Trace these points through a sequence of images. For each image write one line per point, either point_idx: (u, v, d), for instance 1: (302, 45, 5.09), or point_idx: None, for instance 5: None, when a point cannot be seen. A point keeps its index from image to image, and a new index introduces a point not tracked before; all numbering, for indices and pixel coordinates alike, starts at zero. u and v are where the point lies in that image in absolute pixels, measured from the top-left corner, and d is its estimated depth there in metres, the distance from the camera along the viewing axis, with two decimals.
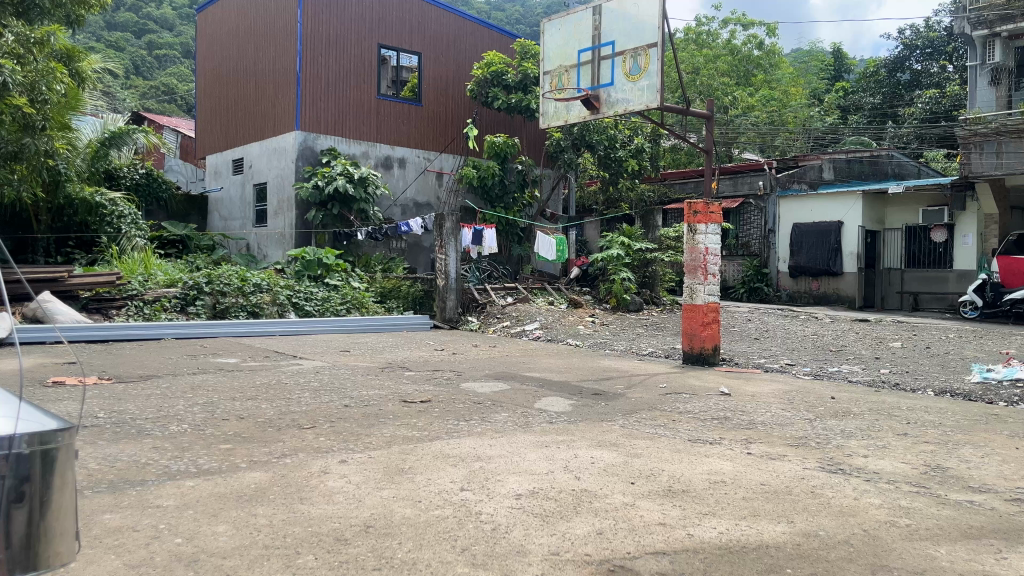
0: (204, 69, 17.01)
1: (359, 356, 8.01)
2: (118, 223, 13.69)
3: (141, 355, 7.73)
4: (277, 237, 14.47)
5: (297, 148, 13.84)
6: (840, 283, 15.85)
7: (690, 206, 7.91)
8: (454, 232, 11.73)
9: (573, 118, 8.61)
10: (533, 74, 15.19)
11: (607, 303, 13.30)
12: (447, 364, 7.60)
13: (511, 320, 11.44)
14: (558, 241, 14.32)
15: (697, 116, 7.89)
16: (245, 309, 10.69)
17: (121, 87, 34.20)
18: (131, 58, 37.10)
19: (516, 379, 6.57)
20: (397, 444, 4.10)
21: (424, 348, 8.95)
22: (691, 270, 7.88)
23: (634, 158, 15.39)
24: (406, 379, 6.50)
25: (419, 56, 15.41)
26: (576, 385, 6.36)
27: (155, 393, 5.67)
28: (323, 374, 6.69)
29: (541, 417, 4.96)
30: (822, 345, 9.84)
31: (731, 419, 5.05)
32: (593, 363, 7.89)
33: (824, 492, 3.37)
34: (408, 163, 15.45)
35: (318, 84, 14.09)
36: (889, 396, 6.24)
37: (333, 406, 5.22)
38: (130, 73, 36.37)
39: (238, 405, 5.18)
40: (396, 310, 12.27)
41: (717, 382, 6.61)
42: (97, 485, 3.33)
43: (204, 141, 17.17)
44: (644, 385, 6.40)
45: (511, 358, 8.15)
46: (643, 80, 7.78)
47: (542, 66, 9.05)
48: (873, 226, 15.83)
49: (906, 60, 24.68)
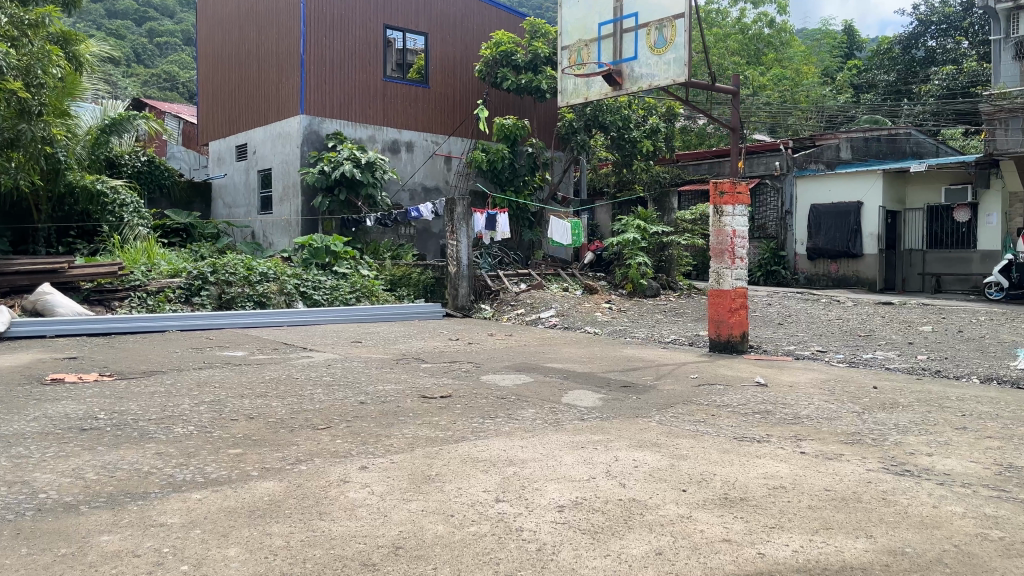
0: (206, 53, 16.65)
1: (372, 348, 7.70)
2: (120, 212, 13.39)
3: (145, 350, 7.43)
4: (284, 224, 14.16)
5: (302, 132, 13.52)
6: (860, 266, 15.45)
7: (716, 185, 7.55)
8: (465, 217, 11.39)
9: (594, 95, 8.26)
10: (544, 54, 14.80)
11: (623, 289, 12.97)
12: (464, 355, 7.28)
13: (525, 307, 11.12)
14: (573, 225, 13.99)
15: (723, 91, 7.46)
16: (251, 299, 10.29)
17: (123, 76, 33.83)
18: (131, 46, 36.80)
19: (538, 371, 6.25)
20: (421, 446, 3.78)
21: (438, 338, 8.63)
22: (718, 254, 7.54)
23: (649, 139, 14.92)
24: (423, 372, 6.19)
25: (425, 36, 14.99)
26: (602, 377, 6.05)
27: (159, 390, 5.38)
28: (336, 367, 6.38)
29: (572, 413, 4.63)
30: (849, 330, 9.49)
31: (774, 413, 4.73)
32: (616, 352, 7.56)
33: (897, 499, 3.03)
34: (416, 147, 15.09)
35: (323, 66, 13.74)
36: (934, 385, 5.89)
37: (348, 403, 4.90)
38: (131, 61, 36.03)
39: (247, 404, 4.87)
40: (407, 298, 11.95)
41: (750, 371, 6.28)
42: (95, 499, 3.04)
43: (207, 128, 16.83)
44: (673, 375, 6.07)
45: (530, 348, 7.82)
46: (668, 53, 7.47)
47: (560, 40, 8.65)
48: (893, 206, 15.41)
49: (921, 36, 24.18)
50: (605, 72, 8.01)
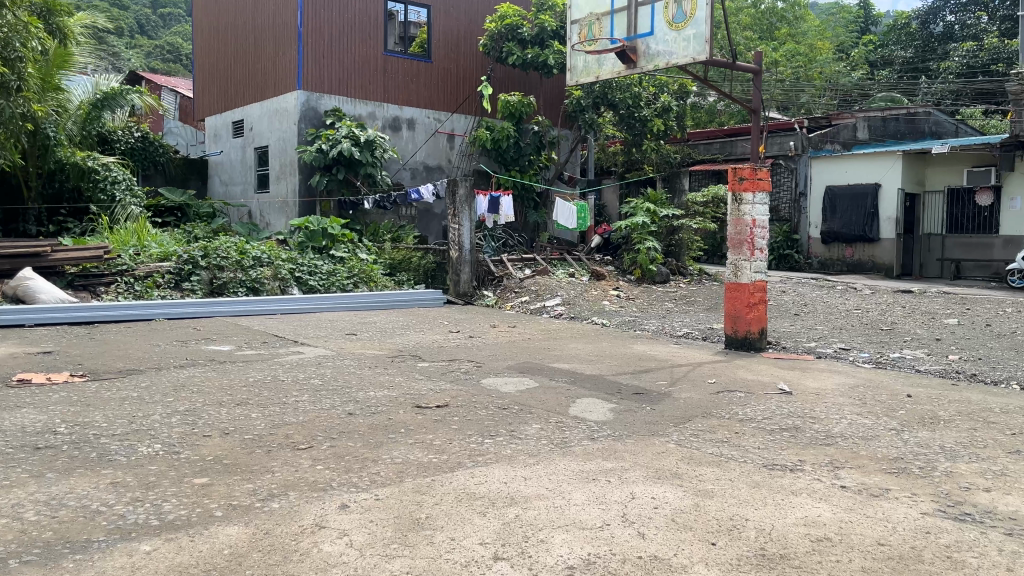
0: (201, 23, 16.08)
1: (367, 342, 7.25)
2: (112, 190, 12.82)
3: (126, 342, 6.99)
4: (280, 205, 13.67)
5: (299, 109, 13.00)
6: (876, 250, 14.96)
7: (735, 171, 7.07)
8: (468, 199, 10.91)
9: (606, 74, 7.68)
10: (551, 28, 14.17)
11: (631, 275, 12.50)
12: (464, 351, 6.84)
13: (530, 295, 10.65)
14: (580, 207, 13.47)
15: (744, 70, 6.93)
16: (244, 284, 9.86)
17: (125, 47, 33.20)
18: (135, 17, 36.21)
19: (543, 373, 5.79)
20: (411, 477, 3.33)
21: (438, 329, 8.18)
22: (736, 245, 7.10)
23: (660, 118, 14.34)
24: (419, 374, 5.73)
25: (428, 9, 14.39)
26: (612, 380, 5.59)
27: (131, 395, 4.92)
28: (326, 367, 5.93)
29: (581, 430, 4.17)
30: (870, 323, 9.04)
31: (803, 431, 4.29)
32: (625, 348, 7.09)
33: (965, 559, 2.58)
34: (418, 124, 14.55)
35: (321, 40, 13.19)
36: (973, 392, 5.43)
37: (334, 415, 4.46)
38: (135, 33, 35.35)
39: (225, 415, 4.42)
40: (407, 283, 11.52)
41: (772, 376, 5.82)
42: (28, 550, 2.60)
43: (202, 102, 16.28)
44: (689, 380, 5.62)
45: (534, 343, 7.35)
46: (688, 28, 6.96)
47: (569, 14, 8.09)
48: (912, 189, 14.85)
49: (940, 11, 23.53)
50: (618, 47, 7.43)
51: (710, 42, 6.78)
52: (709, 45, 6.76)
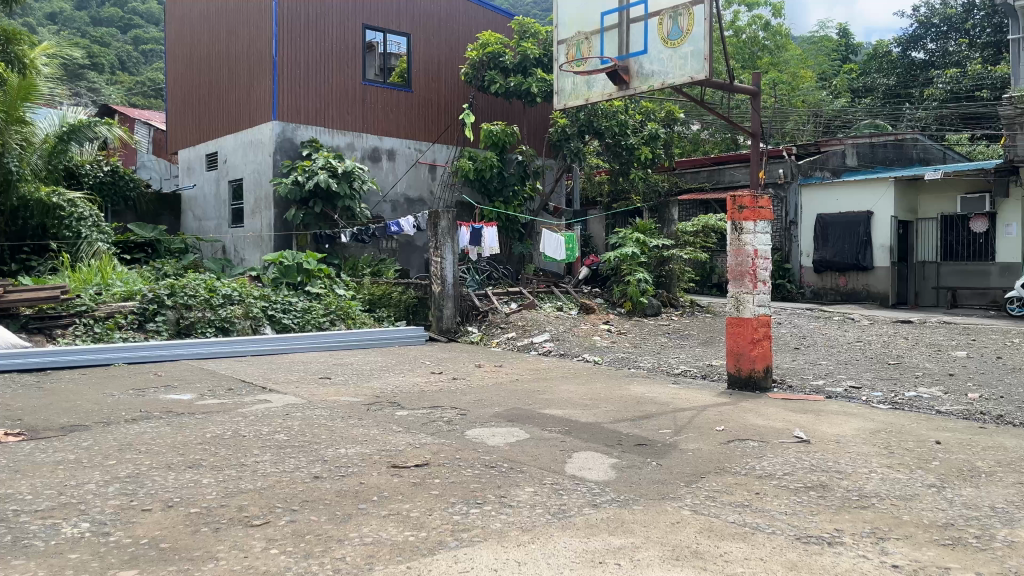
0: (174, 55, 15.65)
1: (341, 387, 6.69)
2: (78, 227, 12.31)
3: (76, 391, 6.37)
4: (255, 240, 13.15)
5: (274, 140, 12.52)
6: (870, 279, 14.59)
7: (735, 199, 6.64)
8: (450, 231, 10.46)
9: (596, 96, 7.31)
10: (533, 55, 13.83)
11: (621, 307, 12.02)
12: (447, 396, 6.28)
13: (517, 331, 10.13)
14: (567, 238, 13.03)
15: (742, 92, 6.52)
16: (213, 324, 9.32)
17: (105, 82, 32.76)
18: (116, 53, 35.87)
19: (534, 422, 5.25)
20: (383, 565, 2.79)
21: (419, 371, 7.63)
22: (737, 277, 6.65)
23: (647, 146, 13.96)
24: (397, 425, 5.17)
25: (408, 38, 14.04)
26: (611, 429, 5.06)
27: (68, 458, 4.32)
28: (294, 418, 5.36)
29: (581, 495, 3.65)
30: (875, 357, 8.58)
31: (831, 491, 3.78)
32: (621, 390, 6.58)
33: None
34: (398, 155, 14.11)
35: (298, 69, 12.77)
36: (1007, 437, 4.95)
37: (298, 480, 3.91)
38: (116, 69, 34.96)
39: (172, 482, 3.86)
40: (387, 320, 10.97)
41: (784, 420, 5.31)
42: None
43: (174, 135, 15.78)
44: (694, 428, 5.09)
45: (523, 386, 6.81)
46: (685, 45, 6.59)
47: (555, 34, 7.66)
48: (905, 216, 14.55)
49: (920, 39, 23.61)
50: (610, 67, 7.10)
51: (709, 61, 6.40)
52: (708, 62, 6.39)
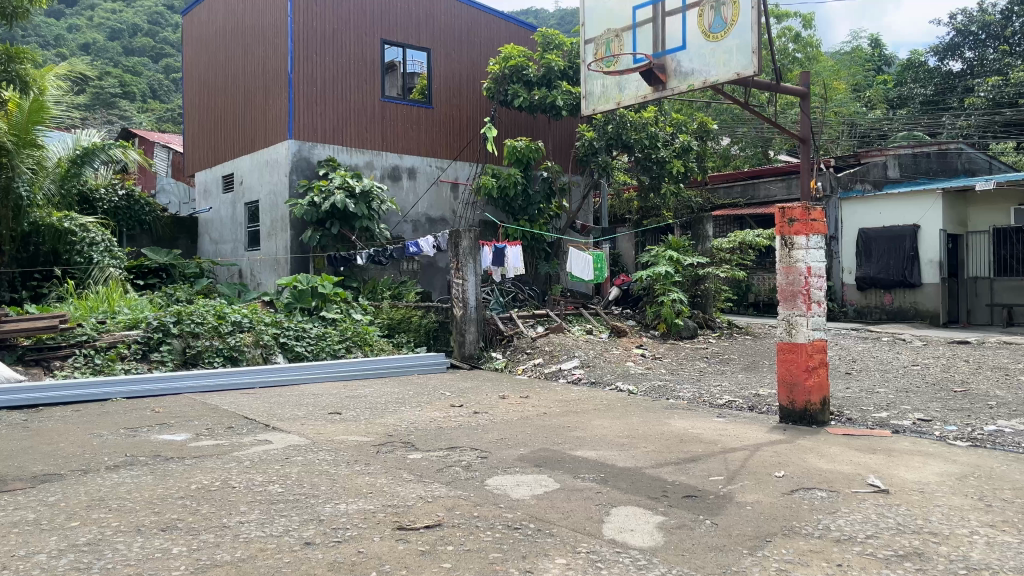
0: (192, 76, 15.33)
1: (351, 424, 6.07)
2: (89, 252, 11.88)
3: (62, 432, 5.83)
4: (271, 263, 12.67)
5: (290, 159, 12.07)
6: (918, 296, 13.74)
7: (785, 211, 5.96)
8: (472, 251, 9.88)
9: (627, 99, 6.68)
10: (558, 67, 13.31)
11: (655, 329, 11.34)
12: (466, 434, 5.65)
13: (544, 357, 9.48)
14: (595, 257, 12.37)
15: (790, 93, 5.86)
16: (221, 353, 8.83)
17: (137, 111, 32.89)
18: (148, 82, 36.21)
19: (564, 468, 4.60)
20: None
21: (437, 404, 7.01)
22: (788, 298, 5.97)
23: (679, 159, 13.29)
24: (408, 472, 4.55)
25: (427, 52, 13.58)
26: (653, 476, 4.39)
27: (27, 518, 3.76)
28: (293, 465, 4.76)
29: (623, 570, 3.00)
30: (938, 383, 7.80)
31: (929, 561, 3.09)
32: (661, 426, 5.89)
33: None
34: (419, 173, 13.61)
35: (314, 86, 12.32)
36: None
37: (284, 548, 3.29)
38: (147, 97, 35.16)
39: (136, 551, 3.26)
40: (406, 346, 10.38)
41: (853, 464, 4.61)
42: None
43: (192, 157, 15.43)
44: (750, 474, 4.40)
45: (552, 421, 6.15)
46: (730, 38, 5.97)
47: (583, 33, 7.17)
48: (954, 229, 13.72)
49: (959, 47, 22.61)
50: (645, 65, 6.46)
51: (757, 55, 5.75)
52: (755, 56, 5.74)
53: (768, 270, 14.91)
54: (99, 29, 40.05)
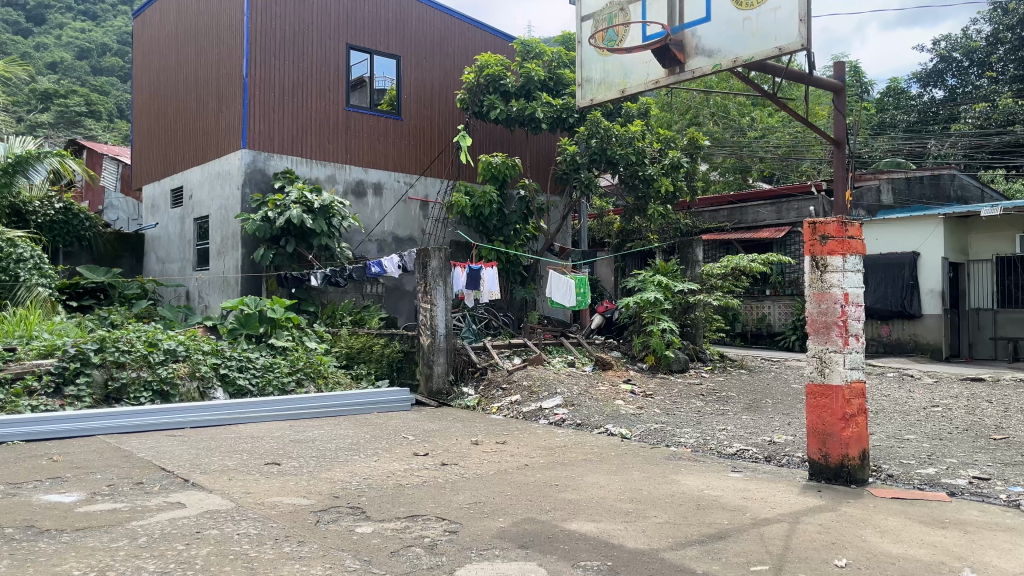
0: (142, 83, 14.19)
1: (291, 480, 4.94)
2: (15, 269, 10.43)
3: None
4: (221, 283, 11.47)
5: (243, 171, 10.94)
6: (917, 328, 12.92)
7: (817, 227, 5.02)
8: (442, 272, 8.87)
9: (634, 84, 5.80)
10: (538, 77, 12.42)
11: (643, 362, 10.39)
12: (431, 495, 4.54)
13: (521, 393, 8.43)
14: (577, 282, 11.40)
15: (827, 86, 4.93)
16: (150, 387, 7.63)
17: (104, 129, 31.40)
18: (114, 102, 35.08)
19: (558, 550, 3.52)
20: None
21: (398, 452, 5.87)
22: (822, 330, 5.00)
23: (668, 177, 12.38)
24: (355, 557, 3.43)
25: (397, 60, 12.61)
26: (680, 565, 3.32)
27: None
28: (205, 543, 3.62)
29: None
30: (972, 429, 6.84)
31: None
32: (670, 484, 4.85)
33: None
34: (386, 189, 12.58)
35: (272, 91, 11.24)
36: None
37: None
38: (113, 117, 33.95)
39: None
40: (366, 378, 9.26)
41: (929, 546, 3.59)
42: None
43: (140, 169, 14.22)
44: (803, 562, 3.36)
45: (535, 477, 5.07)
46: (769, 4, 5.14)
47: (579, 10, 6.36)
48: (955, 258, 13.01)
49: (942, 74, 22.38)
50: (661, 41, 5.60)
51: (807, 26, 4.89)
52: (804, 27, 4.88)
53: (757, 299, 14.11)
54: (66, 47, 38.71)
